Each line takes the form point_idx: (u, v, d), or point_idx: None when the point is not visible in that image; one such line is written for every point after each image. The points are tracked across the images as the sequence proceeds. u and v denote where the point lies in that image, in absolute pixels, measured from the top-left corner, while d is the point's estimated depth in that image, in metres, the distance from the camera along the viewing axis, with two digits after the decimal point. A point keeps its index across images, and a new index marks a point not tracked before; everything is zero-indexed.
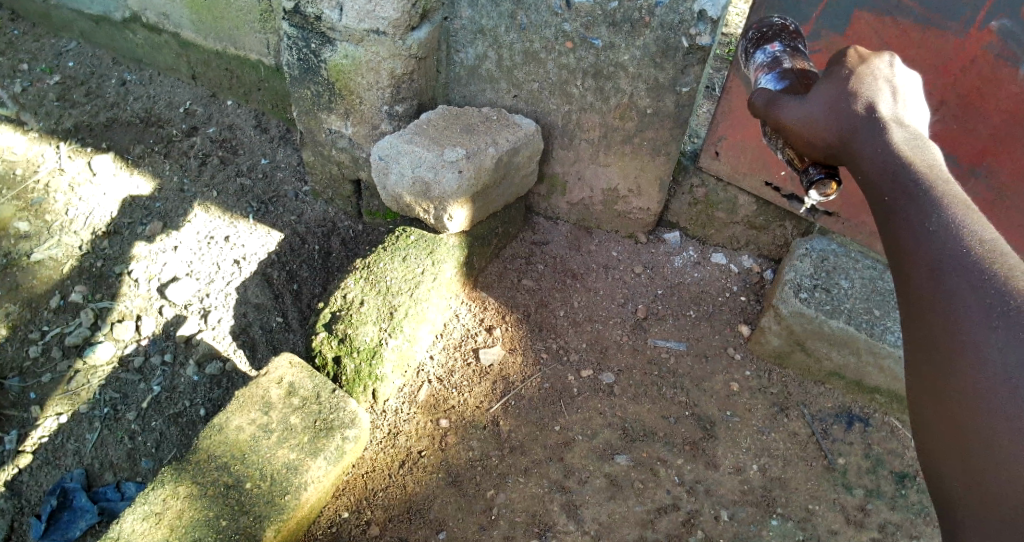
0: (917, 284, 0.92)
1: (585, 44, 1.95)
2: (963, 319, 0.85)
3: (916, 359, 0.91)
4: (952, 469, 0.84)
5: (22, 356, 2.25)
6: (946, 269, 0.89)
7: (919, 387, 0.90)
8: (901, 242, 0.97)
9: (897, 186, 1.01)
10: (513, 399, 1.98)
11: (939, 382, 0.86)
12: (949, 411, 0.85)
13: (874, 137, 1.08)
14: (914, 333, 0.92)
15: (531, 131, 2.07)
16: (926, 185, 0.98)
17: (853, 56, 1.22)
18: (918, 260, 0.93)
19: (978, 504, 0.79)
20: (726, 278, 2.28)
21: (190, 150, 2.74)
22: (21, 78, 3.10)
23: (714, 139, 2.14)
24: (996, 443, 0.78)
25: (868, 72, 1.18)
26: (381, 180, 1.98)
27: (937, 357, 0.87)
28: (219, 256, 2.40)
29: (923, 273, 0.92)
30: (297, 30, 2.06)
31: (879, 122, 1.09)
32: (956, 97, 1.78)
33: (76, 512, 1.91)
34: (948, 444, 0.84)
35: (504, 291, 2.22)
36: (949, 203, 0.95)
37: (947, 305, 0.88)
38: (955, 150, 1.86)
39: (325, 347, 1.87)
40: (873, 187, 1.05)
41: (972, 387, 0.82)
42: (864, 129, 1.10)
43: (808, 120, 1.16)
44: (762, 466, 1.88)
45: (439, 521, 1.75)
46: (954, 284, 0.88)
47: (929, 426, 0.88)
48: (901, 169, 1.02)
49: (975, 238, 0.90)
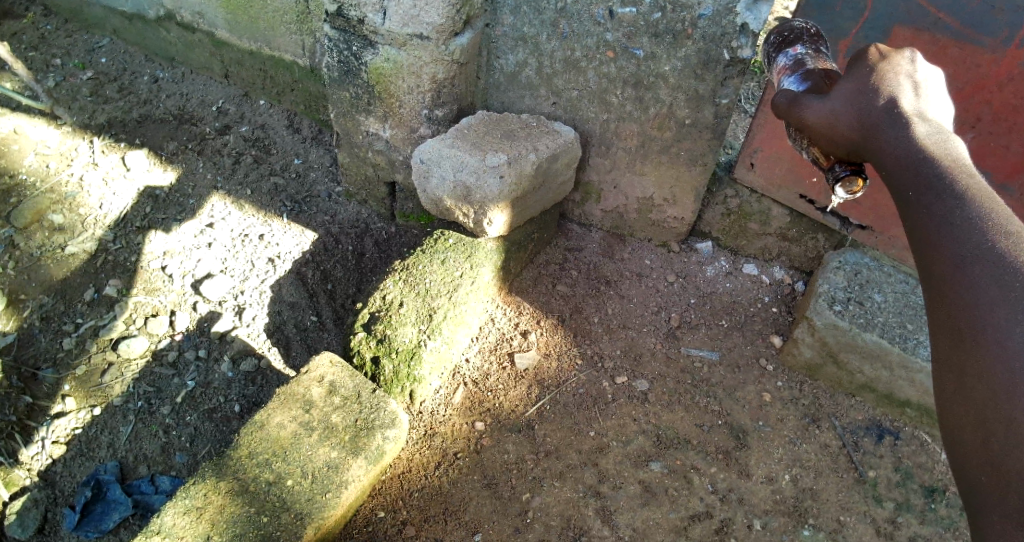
0: (939, 273, 0.91)
1: (626, 53, 1.97)
2: (983, 311, 0.84)
3: (938, 348, 0.90)
4: (971, 461, 0.82)
5: (56, 348, 2.27)
6: (968, 260, 0.88)
7: (942, 376, 0.88)
8: (924, 233, 0.96)
9: (918, 178, 1.01)
10: (547, 404, 2.00)
11: (962, 371, 0.85)
12: (971, 401, 0.83)
13: (897, 132, 1.08)
14: (936, 323, 0.91)
15: (570, 138, 2.09)
16: (948, 178, 0.98)
17: (873, 52, 1.22)
18: (942, 252, 0.92)
19: (996, 498, 0.77)
20: (758, 289, 2.29)
21: (223, 148, 2.77)
22: (54, 73, 3.13)
23: (749, 151, 2.16)
24: (1017, 440, 0.76)
25: (889, 68, 1.18)
26: (421, 183, 2.01)
27: (957, 350, 0.86)
28: (253, 254, 2.43)
29: (943, 263, 0.91)
30: (339, 32, 2.08)
31: (902, 118, 1.09)
32: (990, 114, 1.79)
33: (109, 505, 1.94)
34: (967, 442, 0.83)
35: (539, 296, 2.24)
36: (971, 196, 0.94)
37: (967, 297, 0.86)
38: (989, 166, 1.87)
39: (364, 347, 1.89)
40: (896, 181, 1.04)
41: (992, 381, 0.81)
42: (885, 124, 1.10)
43: (830, 118, 1.16)
44: (794, 477, 1.89)
45: (474, 523, 1.77)
46: (977, 273, 0.87)
47: (948, 417, 0.87)
48: (923, 161, 1.02)
49: (1000, 231, 0.88)
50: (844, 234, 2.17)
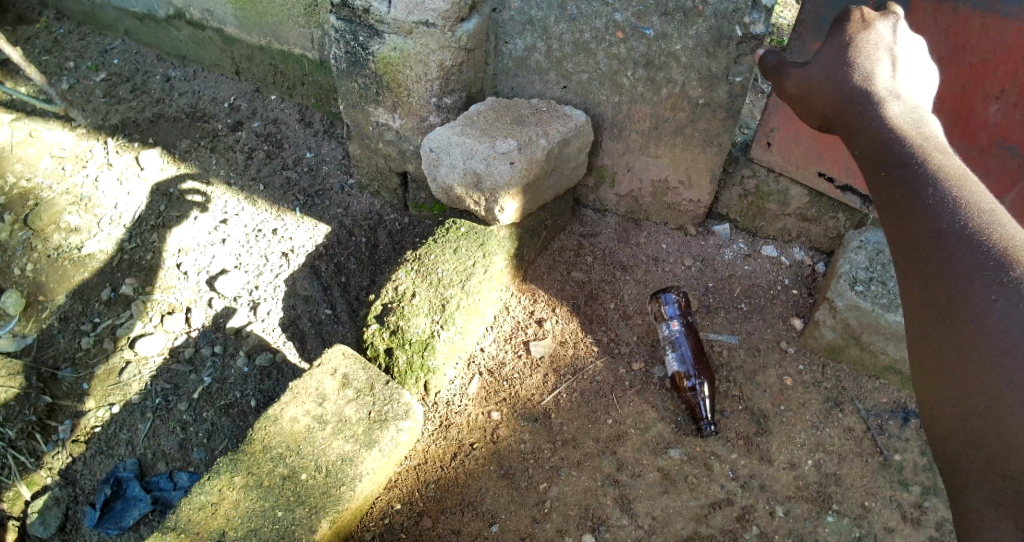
0: (918, 250, 0.99)
1: (636, 33, 1.92)
2: (963, 290, 0.92)
3: (921, 325, 0.97)
4: (959, 436, 0.90)
5: (75, 348, 2.30)
6: (945, 238, 0.96)
7: (927, 354, 0.96)
8: (898, 208, 1.04)
9: (890, 153, 1.10)
10: (564, 392, 1.97)
11: (948, 350, 0.92)
12: (958, 380, 0.91)
13: (865, 107, 1.19)
14: (917, 299, 0.99)
15: (581, 121, 2.05)
16: (921, 155, 1.06)
17: (857, 22, 1.32)
18: (918, 228, 1.00)
19: (986, 471, 0.86)
20: (778, 271, 2.24)
21: (236, 145, 2.78)
22: (68, 75, 3.16)
23: (766, 130, 2.11)
24: (1007, 416, 0.84)
25: (867, 42, 1.29)
26: (431, 172, 1.99)
27: (947, 343, 0.93)
28: (267, 248, 2.44)
29: (921, 237, 0.99)
30: (345, 22, 2.06)
31: (875, 94, 1.20)
32: (1016, 86, 1.67)
33: (129, 501, 1.96)
34: (958, 419, 0.90)
35: (554, 283, 2.21)
36: (944, 174, 1.02)
37: (946, 276, 0.94)
38: (1016, 141, 1.74)
39: (377, 338, 1.88)
40: (866, 154, 1.15)
41: (979, 360, 0.88)
42: (854, 97, 1.22)
43: (809, 85, 1.33)
44: (817, 462, 1.84)
45: (491, 513, 1.76)
46: (955, 254, 0.94)
47: (936, 393, 0.94)
48: (893, 138, 1.11)
49: (974, 209, 0.96)
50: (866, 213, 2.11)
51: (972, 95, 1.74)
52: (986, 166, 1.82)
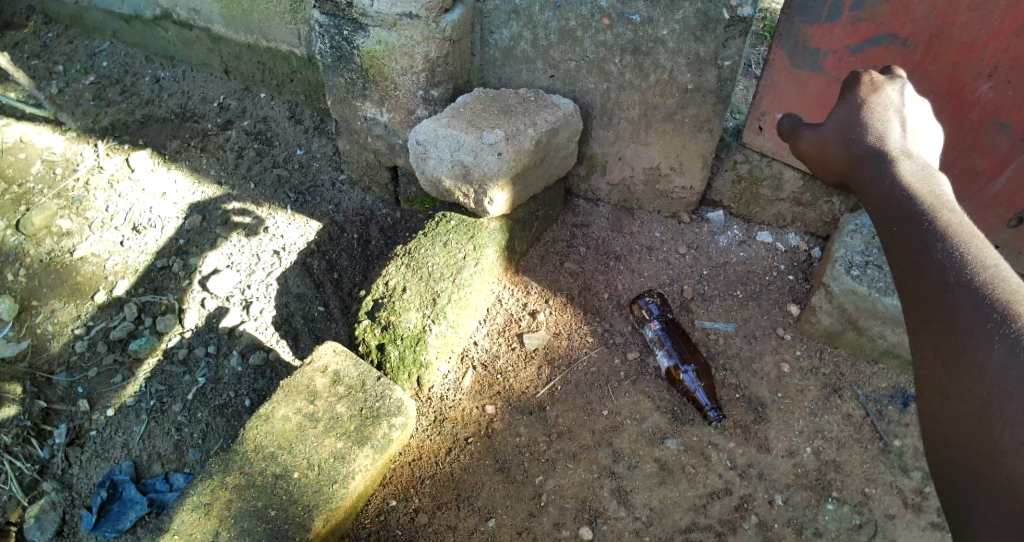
0: (924, 291, 1.05)
1: (623, 19, 1.90)
2: (968, 328, 0.96)
3: (926, 359, 1.02)
4: (963, 460, 0.92)
5: (68, 352, 2.27)
6: (950, 284, 1.02)
7: (932, 384, 1.00)
8: (909, 255, 1.11)
9: (901, 209, 1.18)
10: (558, 384, 1.95)
11: (953, 380, 0.96)
12: (963, 406, 0.94)
13: (879, 165, 1.28)
14: (921, 335, 1.04)
15: (570, 110, 2.03)
16: (929, 211, 1.14)
17: (867, 83, 1.43)
18: (925, 272, 1.07)
19: (988, 495, 0.87)
20: (773, 257, 2.21)
21: (226, 144, 2.76)
22: (57, 79, 3.14)
23: (757, 114, 2.08)
24: (1017, 442, 0.85)
25: (878, 101, 1.39)
26: (419, 165, 1.96)
27: (960, 355, 0.96)
28: (259, 247, 2.43)
29: (926, 280, 1.06)
30: (329, 17, 2.04)
31: (888, 154, 1.29)
32: (1007, 63, 1.63)
33: (125, 504, 1.95)
34: (964, 441, 0.92)
35: (547, 274, 2.19)
36: (952, 228, 1.10)
37: (950, 316, 1.00)
38: (1010, 119, 1.70)
39: (369, 334, 1.86)
40: (881, 211, 1.23)
41: (986, 388, 0.91)
42: (868, 157, 1.31)
43: (825, 147, 1.41)
44: (816, 449, 1.82)
45: (488, 509, 1.74)
46: (958, 297, 1.00)
47: (940, 421, 0.97)
48: (905, 196, 1.20)
49: (975, 257, 1.03)
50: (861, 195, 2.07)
51: (961, 74, 1.70)
52: (980, 145, 1.78)
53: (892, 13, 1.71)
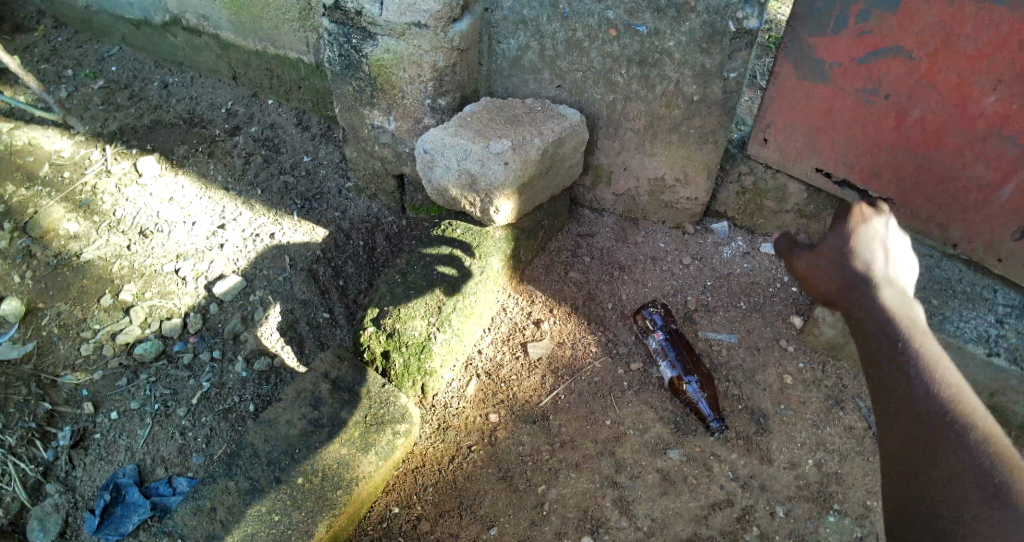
0: (925, 456, 1.05)
1: (629, 31, 1.91)
2: (962, 490, 1.00)
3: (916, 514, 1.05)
4: None
5: (74, 354, 2.27)
6: (946, 448, 1.03)
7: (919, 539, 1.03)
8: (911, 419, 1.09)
9: (900, 373, 1.13)
10: (561, 394, 1.96)
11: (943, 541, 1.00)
12: None
13: (873, 304, 1.20)
14: (915, 490, 1.06)
15: (576, 121, 2.04)
16: (928, 376, 1.10)
17: (856, 211, 1.30)
18: (928, 440, 1.05)
19: None
20: (777, 268, 2.22)
21: (233, 150, 2.78)
22: (67, 83, 3.17)
23: (762, 125, 2.11)
24: None
25: (867, 233, 1.27)
26: (426, 173, 1.97)
27: (939, 449, 1.04)
28: (265, 253, 2.44)
29: (930, 448, 1.05)
30: (338, 26, 2.05)
31: (879, 293, 1.21)
32: (1014, 74, 1.60)
33: (129, 507, 1.96)
34: None
35: (551, 284, 2.20)
36: (952, 395, 1.07)
37: (948, 481, 1.02)
38: (1015, 130, 1.65)
39: (374, 341, 1.86)
40: (878, 365, 1.16)
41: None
42: (860, 295, 1.22)
43: (820, 276, 1.29)
44: (818, 461, 1.83)
45: (490, 517, 1.74)
46: (952, 461, 1.02)
47: None
48: (903, 353, 1.14)
49: (970, 424, 1.04)
50: None
51: (968, 82, 1.68)
52: (985, 157, 1.74)
53: (898, 26, 1.72)
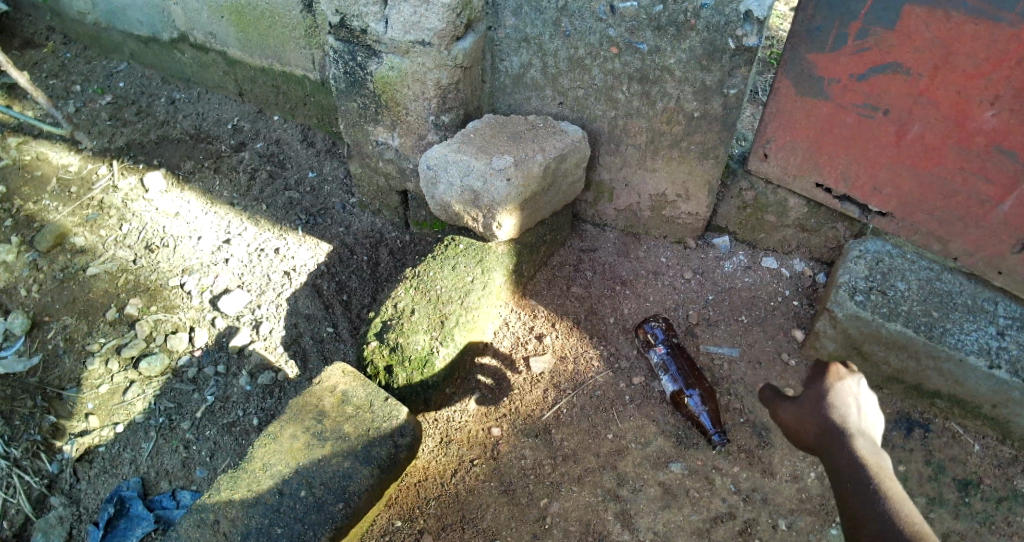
0: None
1: (630, 48, 1.94)
2: None
3: None
4: None
5: (79, 368, 2.28)
6: None
7: None
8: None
9: (868, 509, 1.28)
10: (563, 407, 1.96)
11: None
12: None
13: (844, 447, 1.38)
14: None
15: (578, 137, 2.07)
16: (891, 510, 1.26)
17: (831, 369, 1.50)
18: None
19: None
20: (778, 282, 2.23)
21: (239, 165, 2.81)
22: (75, 99, 3.21)
23: (763, 141, 2.13)
24: None
25: (841, 389, 1.47)
26: (430, 189, 2.00)
27: None
28: (269, 267, 2.46)
29: None
30: (343, 44, 2.08)
31: (852, 441, 1.39)
32: (1011, 91, 1.62)
33: (132, 520, 1.97)
34: None
35: (553, 298, 2.22)
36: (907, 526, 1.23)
37: None
38: (1014, 146, 1.68)
39: (377, 356, 1.89)
40: (850, 501, 1.32)
41: None
42: (835, 440, 1.40)
43: (800, 423, 1.48)
44: (820, 474, 1.82)
45: (492, 531, 1.75)
46: None
47: None
48: (872, 491, 1.30)
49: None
50: (865, 222, 2.09)
51: (967, 99, 1.70)
52: (985, 171, 1.76)
53: (897, 44, 1.74)
